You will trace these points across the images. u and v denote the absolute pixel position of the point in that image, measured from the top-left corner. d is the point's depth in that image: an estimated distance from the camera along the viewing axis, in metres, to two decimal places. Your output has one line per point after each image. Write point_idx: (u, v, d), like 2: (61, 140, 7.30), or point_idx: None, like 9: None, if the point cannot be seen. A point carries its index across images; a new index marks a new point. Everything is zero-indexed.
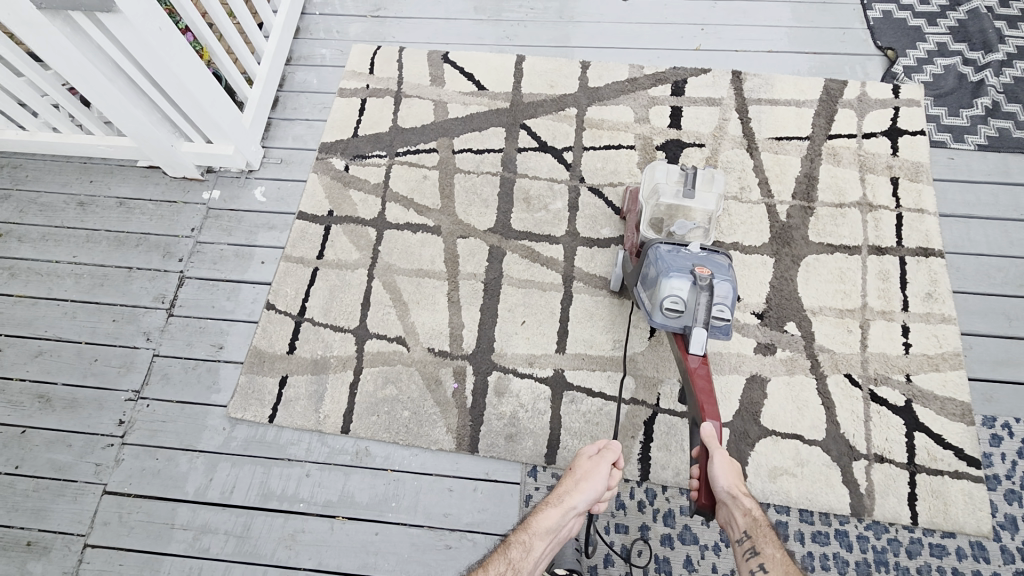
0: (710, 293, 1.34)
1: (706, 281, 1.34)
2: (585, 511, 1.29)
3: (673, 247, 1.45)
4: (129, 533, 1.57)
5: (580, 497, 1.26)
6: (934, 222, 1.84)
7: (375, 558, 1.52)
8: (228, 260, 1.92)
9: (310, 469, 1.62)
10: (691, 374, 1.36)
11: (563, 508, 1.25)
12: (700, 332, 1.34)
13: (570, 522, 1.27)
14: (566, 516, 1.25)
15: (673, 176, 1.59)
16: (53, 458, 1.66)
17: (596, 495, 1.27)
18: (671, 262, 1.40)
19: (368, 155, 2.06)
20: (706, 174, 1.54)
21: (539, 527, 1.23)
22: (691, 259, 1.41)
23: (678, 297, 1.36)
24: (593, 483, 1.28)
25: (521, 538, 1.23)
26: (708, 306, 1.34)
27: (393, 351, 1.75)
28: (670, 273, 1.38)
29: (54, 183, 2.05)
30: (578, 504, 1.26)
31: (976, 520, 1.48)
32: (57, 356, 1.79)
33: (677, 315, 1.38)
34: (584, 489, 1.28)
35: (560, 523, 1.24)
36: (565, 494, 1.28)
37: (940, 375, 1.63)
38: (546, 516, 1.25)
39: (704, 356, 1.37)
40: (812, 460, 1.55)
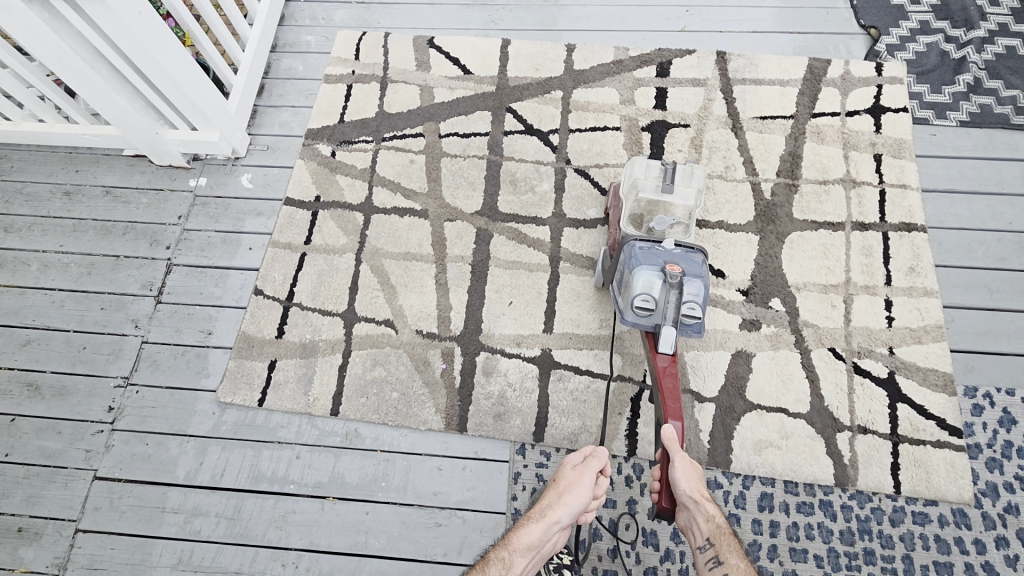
0: (679, 292, 1.35)
1: (676, 279, 1.35)
2: (569, 525, 1.30)
3: (648, 244, 1.45)
4: (120, 518, 1.57)
5: (563, 511, 1.28)
6: (917, 197, 1.86)
7: (366, 536, 1.54)
8: (215, 247, 1.92)
9: (300, 451, 1.63)
10: (660, 374, 1.38)
11: (545, 522, 1.27)
12: (669, 331, 1.35)
13: (555, 537, 1.28)
14: (549, 531, 1.26)
15: (653, 170, 1.57)
16: (43, 445, 1.66)
17: (579, 508, 1.28)
18: (644, 259, 1.41)
19: (354, 140, 2.05)
20: (685, 170, 1.57)
21: (520, 544, 1.24)
22: (664, 256, 1.42)
23: (649, 295, 1.39)
24: (576, 495, 1.29)
25: (502, 555, 1.24)
26: (677, 305, 1.36)
27: (382, 333, 1.75)
28: (641, 271, 1.40)
29: (39, 173, 2.05)
30: (561, 518, 1.27)
31: (957, 488, 1.50)
32: (45, 345, 1.79)
33: (648, 313, 1.41)
34: (568, 501, 1.29)
35: (543, 538, 1.25)
36: (549, 508, 1.30)
37: (923, 347, 1.65)
38: (528, 531, 1.26)
39: (673, 355, 1.39)
40: (796, 432, 1.57)
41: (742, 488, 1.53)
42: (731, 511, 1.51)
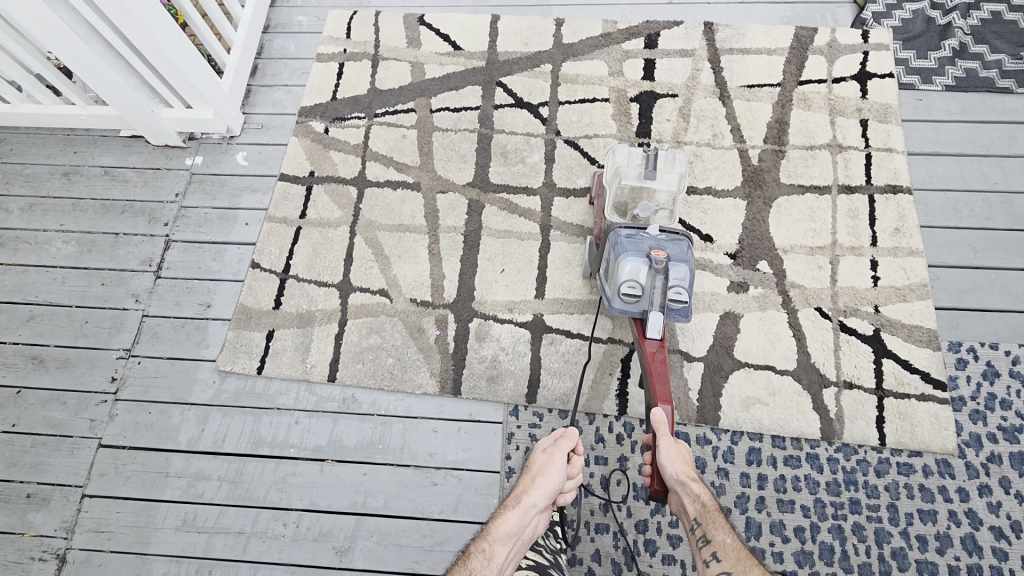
0: (666, 277, 1.38)
1: (662, 264, 1.38)
2: (545, 510, 1.29)
3: (631, 232, 1.48)
4: (125, 483, 1.62)
5: (538, 493, 1.28)
6: (902, 160, 1.88)
7: (364, 496, 1.58)
8: (212, 223, 1.95)
9: (299, 416, 1.67)
10: (649, 358, 1.40)
11: (522, 507, 1.25)
12: (656, 316, 1.37)
13: (533, 523, 1.26)
14: (527, 515, 1.24)
15: (635, 157, 1.58)
16: (48, 415, 1.70)
17: (553, 490, 1.29)
18: (629, 246, 1.43)
19: (347, 117, 2.08)
20: (668, 156, 1.56)
21: (499, 532, 1.20)
22: (649, 242, 1.44)
23: (636, 281, 1.40)
24: (549, 477, 1.31)
25: (481, 547, 1.18)
26: (664, 290, 1.38)
27: (377, 302, 1.79)
28: (627, 258, 1.41)
29: (39, 155, 2.08)
30: (537, 500, 1.27)
31: (941, 439, 1.53)
32: (48, 320, 1.83)
33: (635, 299, 1.42)
34: (542, 484, 1.30)
35: (522, 523, 1.23)
36: (523, 494, 1.29)
37: (908, 305, 1.68)
38: (506, 519, 1.23)
39: (661, 340, 1.40)
40: (783, 389, 1.60)
41: (730, 443, 1.56)
42: (720, 466, 1.54)
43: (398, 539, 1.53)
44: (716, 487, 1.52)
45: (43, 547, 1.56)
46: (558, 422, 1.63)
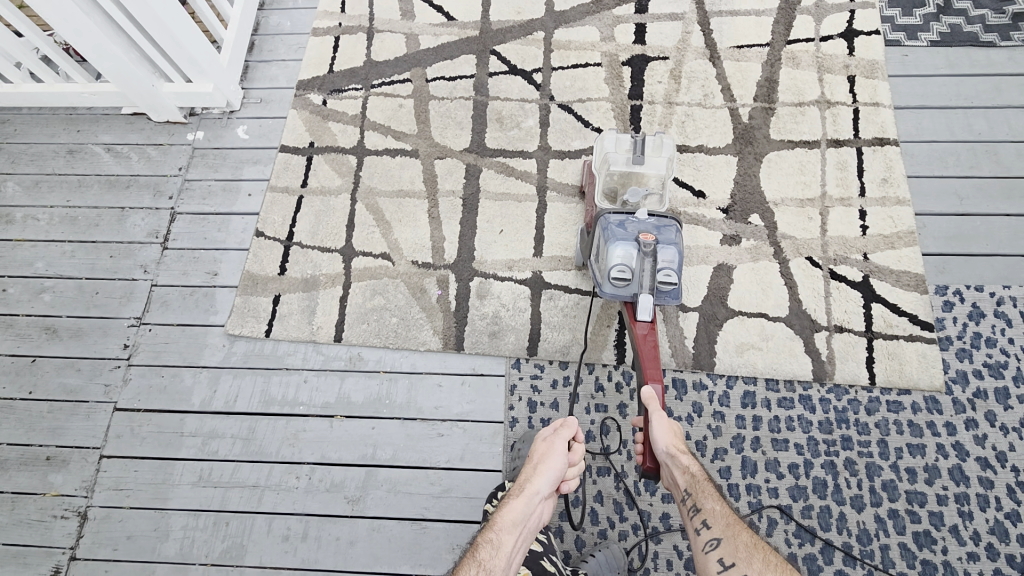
0: (654, 259, 1.39)
1: (650, 247, 1.39)
2: (550, 496, 1.26)
3: (621, 217, 1.49)
4: (141, 443, 1.67)
5: (541, 480, 1.24)
6: (889, 113, 1.92)
7: (373, 449, 1.63)
8: (216, 195, 1.99)
9: (307, 375, 1.72)
10: (639, 341, 1.42)
11: (526, 495, 1.22)
12: (647, 299, 1.37)
13: (539, 510, 1.23)
14: (532, 503, 1.22)
15: (623, 143, 1.60)
16: (63, 381, 1.76)
17: (556, 476, 1.26)
18: (618, 233, 1.44)
19: (344, 89, 2.12)
20: (655, 140, 1.58)
21: (505, 522, 1.18)
22: (638, 227, 1.46)
23: (625, 265, 1.41)
24: (551, 464, 1.27)
25: (489, 538, 1.16)
26: (653, 273, 1.39)
27: (379, 266, 1.83)
28: (616, 243, 1.43)
29: (42, 134, 2.12)
30: (541, 487, 1.24)
31: (929, 376, 1.58)
32: (60, 291, 1.87)
33: (625, 284, 1.42)
34: (544, 470, 1.26)
35: (528, 511, 1.20)
36: (527, 482, 1.26)
37: (895, 252, 1.73)
38: (511, 508, 1.21)
39: (652, 322, 1.40)
40: (776, 334, 1.65)
41: (726, 388, 1.61)
42: (716, 409, 1.59)
43: (407, 488, 1.59)
44: (712, 429, 1.57)
45: (65, 506, 1.62)
46: (560, 372, 1.67)
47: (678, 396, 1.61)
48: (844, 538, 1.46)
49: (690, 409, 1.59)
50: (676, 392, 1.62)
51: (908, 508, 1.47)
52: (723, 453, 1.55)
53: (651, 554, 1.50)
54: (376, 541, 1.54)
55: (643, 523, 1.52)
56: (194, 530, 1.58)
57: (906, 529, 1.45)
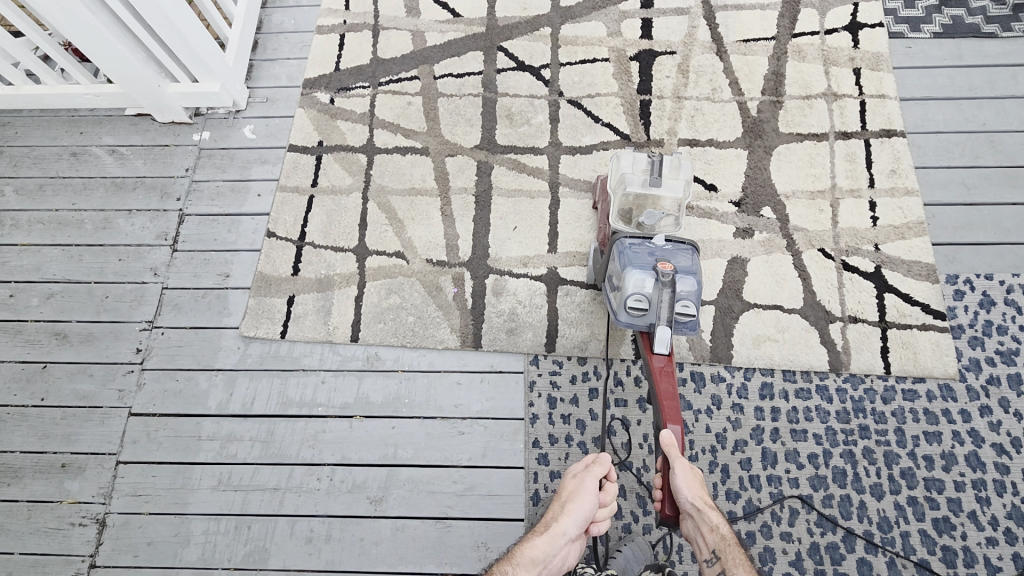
0: (673, 290, 1.35)
1: (668, 277, 1.35)
2: (577, 538, 1.27)
3: (639, 241, 1.46)
4: (158, 448, 1.66)
5: (568, 521, 1.26)
6: (895, 105, 1.95)
7: (394, 448, 1.63)
8: (224, 195, 1.97)
9: (325, 376, 1.72)
10: (656, 375, 1.38)
11: (552, 534, 1.25)
12: (664, 330, 1.35)
13: (563, 551, 1.25)
14: (556, 543, 1.24)
15: (639, 165, 1.59)
16: (76, 387, 1.74)
17: (584, 519, 1.27)
18: (635, 260, 1.41)
19: (352, 87, 2.10)
20: (673, 161, 1.56)
21: (525, 557, 1.21)
22: (655, 254, 1.42)
23: (642, 294, 1.38)
24: (580, 505, 1.29)
25: (505, 570, 1.21)
26: (671, 304, 1.35)
27: (393, 264, 1.83)
28: (633, 270, 1.40)
29: (44, 136, 2.09)
30: (568, 529, 1.25)
31: (943, 364, 1.61)
32: (68, 296, 1.85)
33: (642, 313, 1.39)
34: (573, 511, 1.28)
35: (550, 551, 1.23)
36: (554, 520, 1.28)
37: (906, 243, 1.75)
38: (534, 544, 1.24)
39: (669, 354, 1.38)
40: (792, 326, 1.67)
41: (744, 379, 1.63)
42: (734, 402, 1.61)
43: (431, 487, 1.59)
44: (732, 421, 1.59)
45: (82, 513, 1.60)
46: (578, 368, 1.68)
47: (696, 389, 1.62)
48: (865, 526, 1.48)
49: (709, 403, 1.60)
50: (694, 386, 1.63)
51: (927, 495, 1.49)
52: (743, 445, 1.56)
53: (676, 547, 1.50)
54: (401, 541, 1.54)
55: None
56: (215, 534, 1.56)
57: (926, 516, 1.47)
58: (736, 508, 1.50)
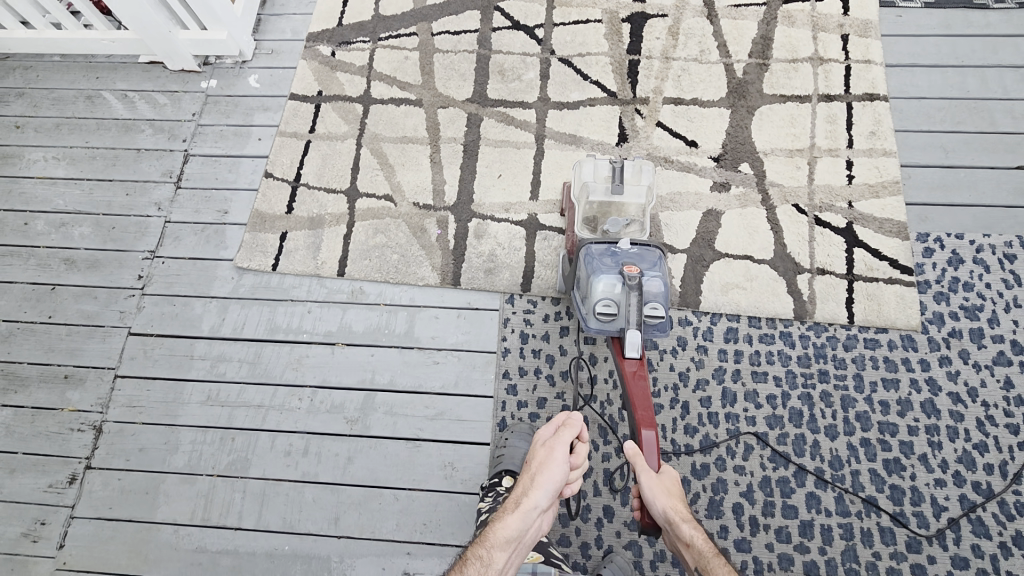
0: (640, 293, 1.33)
1: (635, 280, 1.34)
2: (548, 508, 1.21)
3: (605, 246, 1.44)
4: (154, 364, 1.77)
5: (538, 495, 1.18)
6: (880, 71, 1.97)
7: (372, 374, 1.71)
8: (228, 138, 2.08)
9: (311, 306, 1.81)
10: (629, 379, 1.35)
11: (522, 510, 1.17)
12: (634, 334, 1.32)
13: (536, 524, 1.18)
14: (529, 518, 1.16)
15: (601, 171, 1.60)
16: (81, 308, 1.85)
17: (555, 488, 1.19)
18: (601, 265, 1.41)
19: (353, 41, 2.19)
20: (633, 168, 1.58)
21: (498, 538, 1.14)
22: (621, 259, 1.41)
23: (610, 299, 1.37)
24: (549, 476, 1.20)
25: (480, 553, 1.13)
26: (639, 307, 1.33)
27: (382, 207, 1.91)
28: (600, 277, 1.39)
29: (63, 80, 2.22)
30: (539, 502, 1.17)
31: (906, 316, 1.65)
32: (79, 225, 1.97)
33: (611, 318, 1.37)
34: (542, 483, 1.20)
35: (524, 526, 1.15)
36: (524, 495, 1.20)
37: (880, 201, 1.79)
38: (506, 523, 1.15)
39: (641, 358, 1.35)
40: (760, 275, 1.72)
41: (710, 323, 1.68)
42: (699, 343, 1.66)
43: (404, 410, 1.67)
44: (695, 361, 1.64)
45: (81, 420, 1.72)
46: (552, 308, 1.75)
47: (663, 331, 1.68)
48: (817, 463, 1.53)
49: (674, 343, 1.66)
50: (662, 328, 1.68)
51: (879, 437, 1.54)
52: (705, 384, 1.62)
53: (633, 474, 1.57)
54: (373, 458, 1.63)
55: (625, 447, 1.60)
56: (202, 444, 1.67)
57: (877, 456, 1.53)
58: (693, 441, 1.56)
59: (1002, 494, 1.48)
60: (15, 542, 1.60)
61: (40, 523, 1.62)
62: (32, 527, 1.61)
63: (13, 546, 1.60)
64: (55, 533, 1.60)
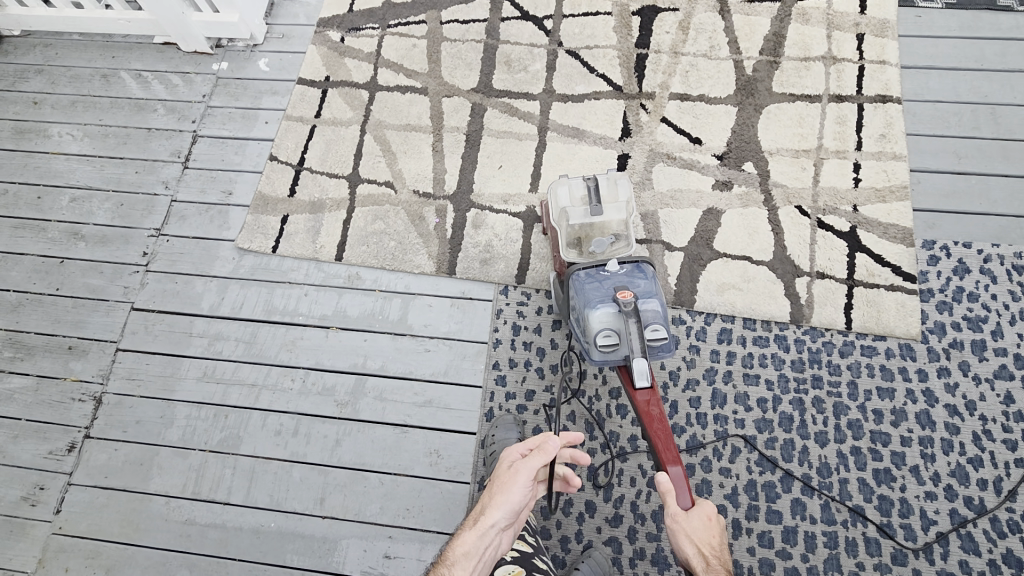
0: (638, 318, 1.32)
1: (630, 306, 1.32)
2: (510, 526, 1.13)
3: (593, 270, 1.42)
4: (154, 340, 1.81)
5: (497, 514, 1.10)
6: (895, 72, 1.92)
7: (365, 358, 1.73)
8: (235, 121, 2.10)
9: (308, 289, 1.83)
10: (645, 409, 1.33)
11: (480, 528, 1.10)
12: (641, 362, 1.31)
13: (497, 542, 1.12)
14: (487, 536, 1.09)
15: (577, 192, 1.54)
16: (88, 282, 1.90)
17: (515, 509, 1.11)
18: (593, 292, 1.38)
19: (362, 28, 2.19)
20: (609, 183, 1.55)
21: (455, 555, 1.08)
22: (612, 283, 1.39)
23: (609, 328, 1.35)
24: (509, 495, 1.12)
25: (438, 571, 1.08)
26: (640, 333, 1.32)
27: (382, 194, 1.93)
28: (593, 304, 1.37)
29: (81, 58, 2.26)
30: (497, 520, 1.10)
31: (906, 324, 1.61)
32: (89, 201, 2.02)
33: (614, 348, 1.36)
34: (502, 502, 1.12)
35: (481, 545, 1.08)
36: (483, 511, 1.13)
37: (886, 205, 1.74)
38: (463, 541, 1.09)
39: (651, 385, 1.34)
40: (758, 277, 1.69)
41: (704, 324, 1.66)
42: (692, 343, 1.64)
43: (393, 396, 1.69)
44: (687, 361, 1.63)
45: (83, 390, 1.77)
46: (545, 301, 1.75)
47: None
48: (805, 470, 1.51)
49: None
50: None
51: (871, 447, 1.52)
52: (694, 384, 1.60)
53: (618, 471, 1.56)
54: (361, 441, 1.65)
55: (611, 443, 1.59)
56: (196, 420, 1.71)
57: (867, 466, 1.50)
58: (679, 441, 1.55)
59: (994, 510, 1.44)
60: (15, 505, 1.66)
61: (39, 488, 1.67)
62: (32, 492, 1.67)
63: (13, 509, 1.65)
64: (52, 498, 1.66)
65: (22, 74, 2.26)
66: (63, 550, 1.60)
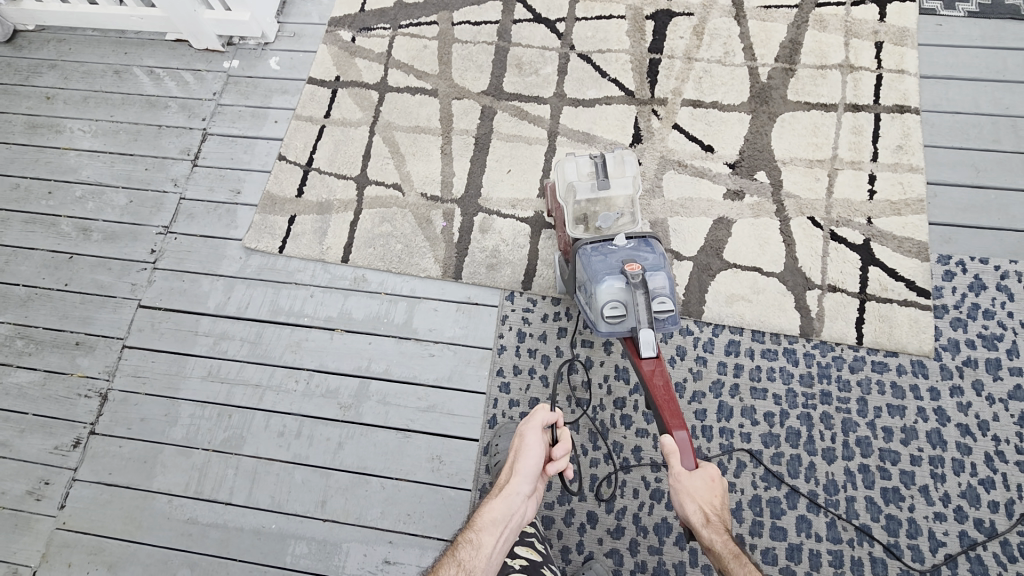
0: (645, 289, 1.29)
1: (638, 277, 1.29)
2: (533, 494, 1.16)
3: (601, 244, 1.40)
4: (160, 338, 1.81)
5: (520, 479, 1.14)
6: (914, 82, 1.88)
7: (369, 362, 1.73)
8: (245, 119, 2.10)
9: (313, 291, 1.83)
10: (649, 378, 1.32)
11: (505, 494, 1.13)
12: (648, 333, 1.29)
13: (523, 509, 1.14)
14: (513, 501, 1.12)
15: (584, 167, 1.50)
16: (96, 278, 1.91)
17: (535, 472, 1.15)
18: (599, 266, 1.36)
19: (373, 27, 2.18)
20: (617, 158, 1.48)
21: (484, 520, 1.09)
22: (620, 257, 1.37)
23: (616, 299, 1.32)
24: (527, 460, 1.16)
25: (469, 538, 1.08)
26: (648, 304, 1.29)
27: (390, 196, 1.92)
28: (601, 277, 1.34)
29: (94, 54, 2.27)
30: (521, 485, 1.14)
31: (919, 341, 1.58)
32: (99, 197, 2.03)
33: (621, 319, 1.33)
34: (521, 469, 1.16)
35: (508, 510, 1.11)
36: (506, 480, 1.17)
37: (901, 218, 1.71)
38: (491, 507, 1.11)
39: (657, 355, 1.32)
40: (767, 289, 1.67)
41: (711, 335, 1.64)
42: (699, 354, 1.62)
43: (397, 400, 1.68)
44: (693, 372, 1.61)
45: (89, 386, 1.78)
46: (551, 307, 1.73)
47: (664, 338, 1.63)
48: (811, 486, 1.49)
49: (673, 352, 1.63)
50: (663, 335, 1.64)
51: (879, 465, 1.49)
52: (701, 396, 1.58)
53: (622, 482, 1.55)
54: (363, 445, 1.65)
55: (614, 453, 1.57)
56: (200, 419, 1.71)
57: (875, 484, 1.48)
58: None
59: (1005, 534, 1.42)
60: (20, 499, 1.67)
61: (44, 482, 1.68)
62: (37, 486, 1.68)
63: (18, 503, 1.67)
64: (57, 494, 1.67)
65: (35, 69, 2.27)
66: (67, 545, 1.61)
